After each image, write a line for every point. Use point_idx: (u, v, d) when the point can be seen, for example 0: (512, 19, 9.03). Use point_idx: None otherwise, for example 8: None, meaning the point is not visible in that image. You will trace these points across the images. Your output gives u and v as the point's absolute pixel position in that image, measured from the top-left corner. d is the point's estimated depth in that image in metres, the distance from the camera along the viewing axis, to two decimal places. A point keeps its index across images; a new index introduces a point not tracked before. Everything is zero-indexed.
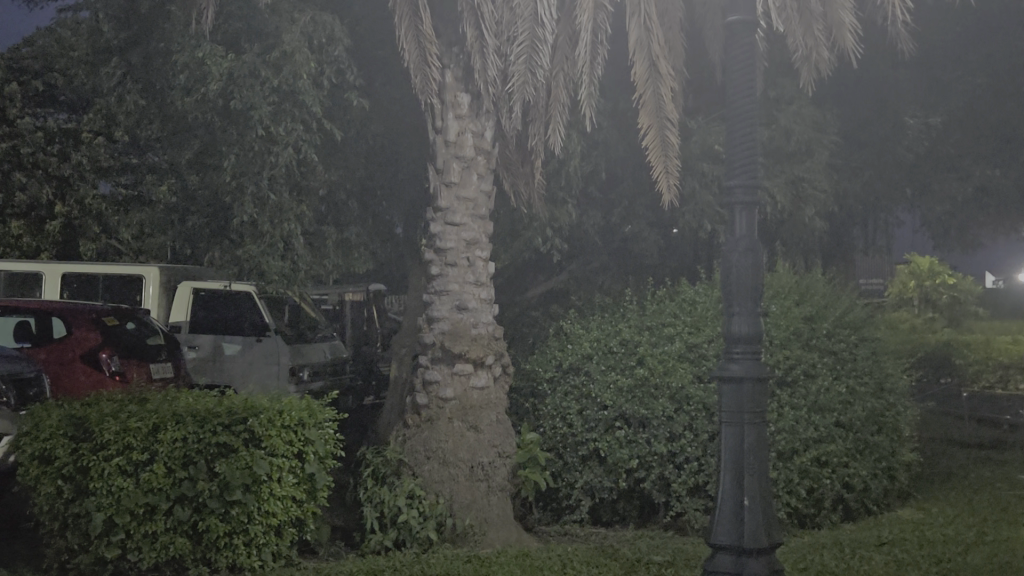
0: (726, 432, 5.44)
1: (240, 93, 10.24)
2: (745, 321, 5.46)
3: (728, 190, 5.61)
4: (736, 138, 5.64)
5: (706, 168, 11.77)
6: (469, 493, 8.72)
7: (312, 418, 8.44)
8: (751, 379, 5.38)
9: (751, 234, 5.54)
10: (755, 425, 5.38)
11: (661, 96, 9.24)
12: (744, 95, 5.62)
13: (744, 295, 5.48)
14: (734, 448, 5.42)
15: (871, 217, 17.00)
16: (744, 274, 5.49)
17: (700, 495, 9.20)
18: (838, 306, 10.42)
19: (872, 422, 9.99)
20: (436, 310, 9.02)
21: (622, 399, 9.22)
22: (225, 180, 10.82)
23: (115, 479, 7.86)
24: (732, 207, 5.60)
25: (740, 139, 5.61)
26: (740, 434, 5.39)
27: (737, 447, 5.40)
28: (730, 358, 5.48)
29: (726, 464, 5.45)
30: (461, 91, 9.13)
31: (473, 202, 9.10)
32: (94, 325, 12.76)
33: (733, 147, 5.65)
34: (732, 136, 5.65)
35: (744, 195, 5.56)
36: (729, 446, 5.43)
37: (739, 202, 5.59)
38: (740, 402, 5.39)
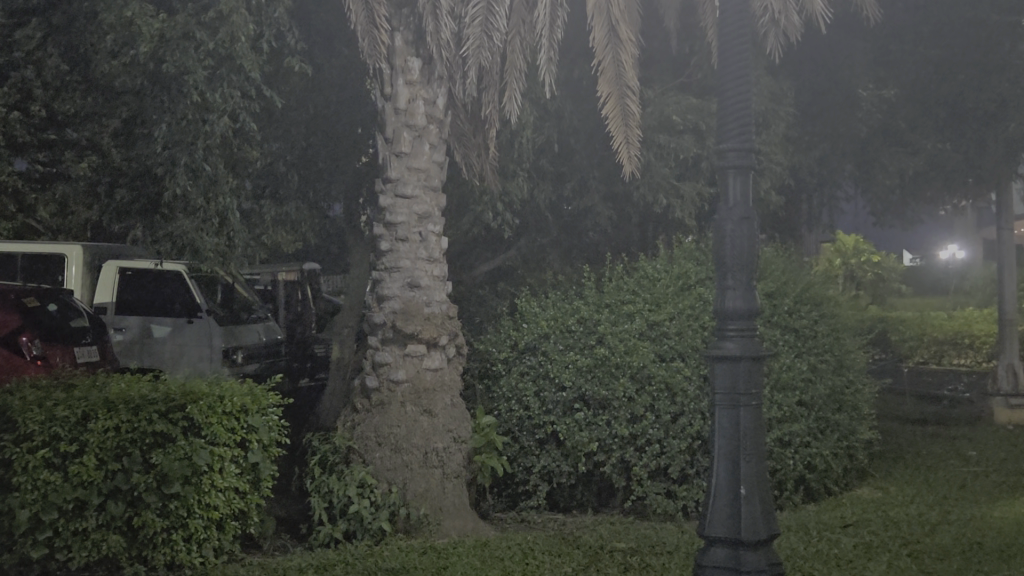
0: (720, 413, 5.11)
1: (172, 56, 9.58)
2: (739, 295, 5.09)
3: (721, 154, 5.22)
4: (729, 100, 5.23)
5: (662, 140, 11.46)
6: (423, 482, 8.26)
7: (256, 404, 7.90)
8: (748, 358, 5.04)
9: (746, 201, 5.16)
10: (751, 407, 5.06)
11: (621, 63, 8.91)
12: (737, 55, 5.21)
13: (740, 267, 5.10)
14: (729, 431, 5.08)
15: (817, 193, 16.88)
16: (739, 244, 5.11)
17: (661, 478, 8.89)
18: (799, 282, 10.15)
19: (833, 401, 9.75)
20: (386, 287, 8.52)
21: (581, 380, 8.85)
22: (155, 151, 10.15)
23: (41, 472, 7.21)
24: (724, 172, 5.21)
25: (734, 101, 5.21)
26: (735, 418, 5.05)
27: (733, 429, 5.07)
28: (724, 336, 5.12)
29: (719, 447, 5.13)
30: (412, 56, 8.58)
31: (424, 173, 8.60)
32: (12, 306, 11.98)
33: (725, 108, 5.25)
34: (725, 96, 5.23)
35: (738, 159, 5.18)
36: (724, 429, 5.09)
37: (732, 167, 5.21)
38: (735, 383, 5.05)
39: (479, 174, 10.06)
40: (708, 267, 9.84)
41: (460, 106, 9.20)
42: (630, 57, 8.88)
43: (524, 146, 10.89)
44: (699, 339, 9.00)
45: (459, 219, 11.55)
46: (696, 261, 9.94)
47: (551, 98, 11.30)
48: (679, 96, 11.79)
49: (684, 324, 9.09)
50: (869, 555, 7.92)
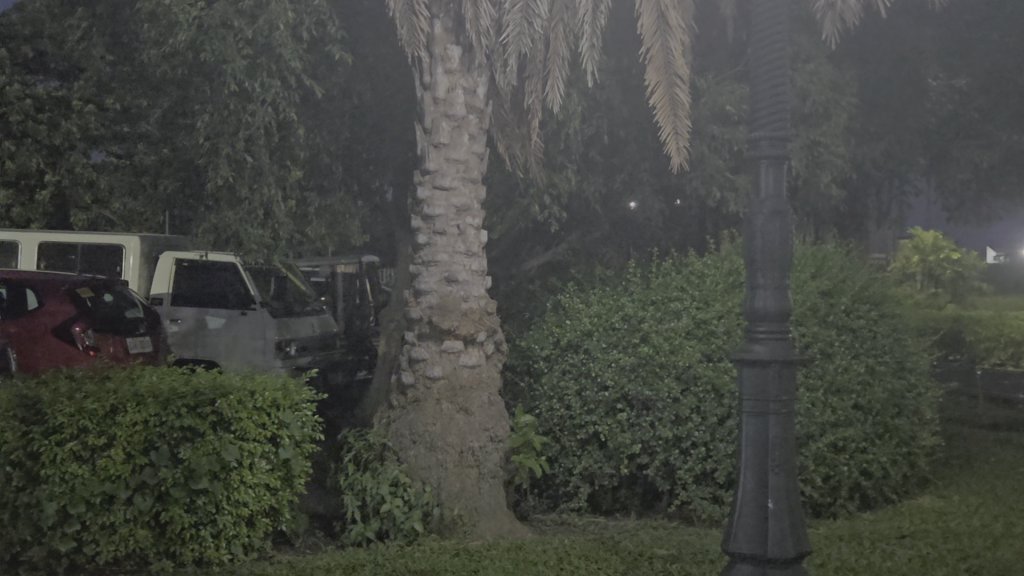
0: (746, 421, 4.78)
1: (212, 45, 9.54)
2: (770, 294, 4.76)
3: (752, 142, 4.88)
4: (761, 89, 4.92)
5: (716, 131, 11.09)
6: (457, 481, 8.03)
7: (288, 399, 7.70)
8: (779, 361, 4.70)
9: (779, 193, 4.82)
10: (781, 415, 4.71)
11: (671, 51, 8.54)
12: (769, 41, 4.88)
13: (771, 264, 4.77)
14: (757, 440, 4.74)
15: (887, 186, 16.28)
16: (772, 240, 4.80)
17: (707, 483, 8.54)
18: (858, 280, 9.67)
19: (893, 405, 9.27)
20: (423, 282, 8.30)
21: (624, 379, 8.53)
22: (199, 142, 10.11)
23: (68, 464, 7.17)
24: (756, 162, 4.88)
25: (766, 89, 4.89)
26: (765, 427, 4.71)
27: (761, 437, 4.74)
28: (753, 338, 4.79)
29: (746, 456, 4.79)
30: (452, 43, 8.34)
31: (464, 164, 8.36)
32: (67, 297, 12.10)
33: (757, 94, 4.93)
34: (756, 82, 4.92)
35: (770, 148, 4.83)
36: (751, 437, 4.76)
37: (764, 156, 4.86)
38: (764, 389, 4.71)
39: (524, 166, 9.78)
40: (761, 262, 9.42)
41: (502, 96, 8.95)
42: (679, 44, 8.52)
43: (571, 138, 10.64)
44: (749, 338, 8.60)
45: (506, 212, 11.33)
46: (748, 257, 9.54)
47: (600, 88, 11.03)
48: (736, 85, 11.36)
49: (733, 322, 8.70)
50: (922, 569, 7.49)
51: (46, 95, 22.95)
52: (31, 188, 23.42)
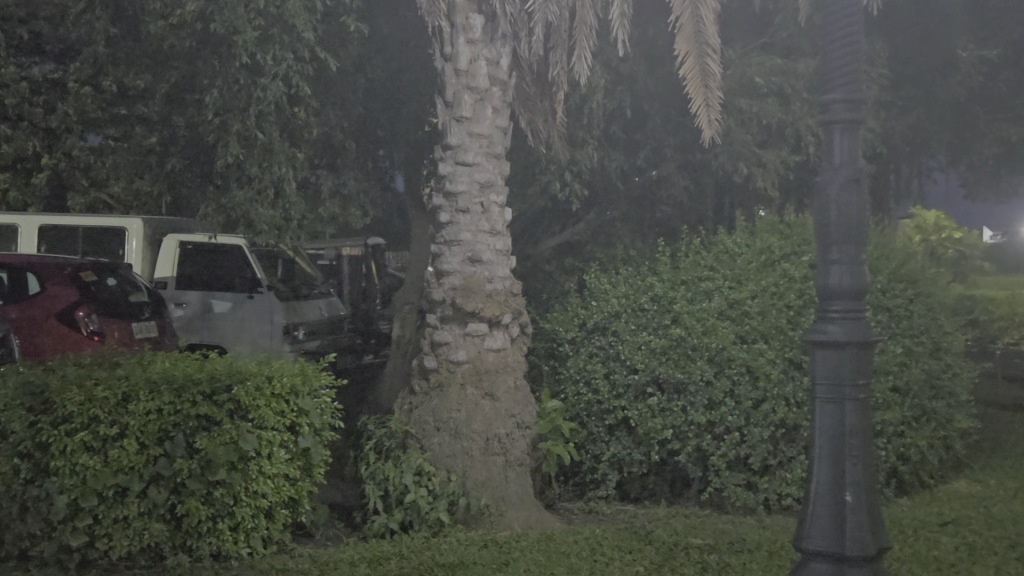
0: (821, 408, 4.62)
1: (222, 15, 9.14)
2: (847, 270, 4.60)
3: (825, 106, 4.67)
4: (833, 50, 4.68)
5: (743, 105, 10.76)
6: (484, 470, 7.71)
7: (306, 386, 7.37)
8: (856, 344, 4.55)
9: (855, 160, 4.63)
10: (857, 401, 4.56)
11: (701, 19, 8.17)
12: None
13: (846, 239, 4.60)
14: (832, 426, 4.59)
15: (909, 161, 15.94)
16: (848, 214, 4.62)
17: (741, 469, 8.24)
18: (893, 258, 9.34)
19: (930, 386, 8.95)
20: (446, 262, 7.95)
21: (655, 362, 8.20)
22: (207, 118, 9.75)
23: (79, 456, 6.82)
24: (828, 128, 4.67)
25: (840, 51, 4.65)
26: (841, 413, 4.56)
27: (837, 427, 4.57)
28: (826, 319, 4.64)
29: (820, 446, 4.64)
30: (474, 12, 7.97)
31: (487, 139, 8.01)
32: (71, 282, 11.77)
33: (829, 56, 4.70)
34: (829, 43, 4.68)
35: (846, 112, 4.62)
36: (826, 426, 4.60)
37: (838, 121, 4.64)
38: (839, 371, 4.56)
39: (546, 141, 9.42)
40: (793, 240, 9.04)
41: (525, 68, 8.59)
42: (711, 12, 8.13)
43: (594, 111, 10.29)
44: (784, 319, 8.25)
45: (524, 189, 11.00)
46: (778, 234, 9.19)
47: (623, 60, 10.68)
48: (764, 57, 11.05)
49: (768, 302, 8.35)
50: (971, 558, 7.18)
51: (42, 78, 22.76)
52: (27, 172, 23.03)
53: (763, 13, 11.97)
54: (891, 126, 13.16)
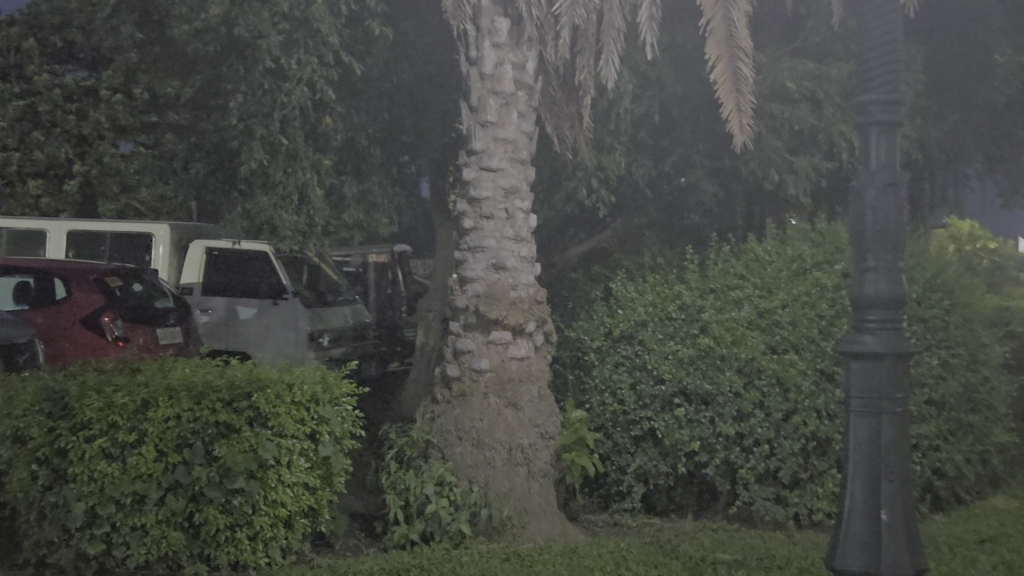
0: (857, 420, 4.70)
1: (246, 19, 9.11)
2: (882, 277, 4.65)
3: (862, 108, 4.75)
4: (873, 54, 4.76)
5: (775, 110, 10.59)
6: (507, 480, 7.56)
7: (327, 393, 7.26)
8: (893, 354, 4.62)
9: (892, 164, 4.69)
10: (893, 415, 4.63)
11: (734, 22, 8.03)
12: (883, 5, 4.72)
13: (882, 245, 4.66)
14: (869, 439, 4.67)
15: (944, 170, 15.67)
16: (884, 218, 4.68)
17: (770, 483, 8.05)
18: (929, 266, 9.10)
19: (967, 399, 8.71)
20: (470, 269, 7.82)
21: (682, 372, 8.03)
22: (231, 123, 9.69)
23: (97, 463, 6.73)
24: (866, 130, 4.74)
25: (878, 54, 4.74)
26: (876, 426, 4.65)
27: (874, 441, 4.66)
28: (862, 329, 4.70)
29: (856, 459, 4.73)
30: (500, 16, 7.85)
31: (512, 144, 7.87)
32: (96, 287, 11.74)
33: (868, 57, 4.78)
34: (868, 47, 4.76)
35: (881, 114, 4.69)
36: (862, 439, 4.69)
37: (875, 123, 4.72)
38: (876, 383, 4.62)
39: (572, 146, 9.27)
40: (826, 248, 8.83)
41: (551, 72, 8.46)
42: (742, 16, 7.98)
43: (621, 117, 10.17)
44: (815, 329, 8.07)
45: (550, 197, 10.87)
46: (810, 243, 8.99)
47: (652, 65, 10.54)
48: (797, 61, 10.90)
49: (799, 311, 8.16)
50: None
51: (75, 85, 23.17)
52: (59, 179, 23.29)
53: (795, 17, 11.79)
54: (926, 132, 12.93)
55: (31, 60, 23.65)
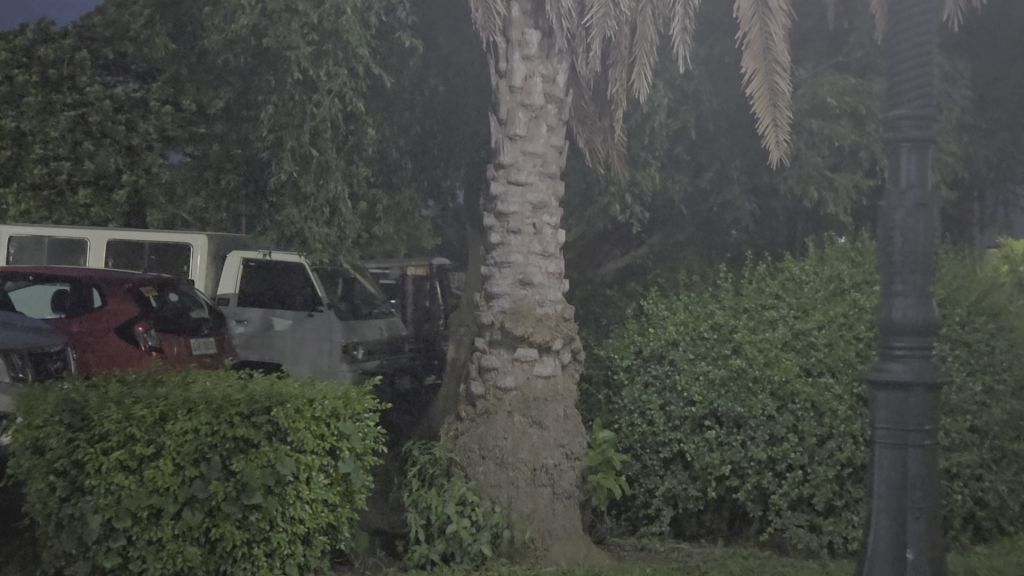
0: (882, 452, 4.65)
1: (276, 30, 9.09)
2: (912, 300, 4.57)
3: (893, 123, 4.68)
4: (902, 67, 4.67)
5: (814, 126, 10.38)
6: (531, 501, 7.38)
7: (348, 409, 7.14)
8: (923, 385, 4.54)
9: (922, 181, 4.62)
10: (921, 448, 4.58)
11: (771, 35, 7.83)
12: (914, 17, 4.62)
13: (911, 269, 4.58)
14: (895, 471, 4.62)
15: (995, 189, 15.27)
16: (913, 241, 4.61)
17: (803, 510, 7.77)
18: (973, 288, 8.80)
19: (1012, 427, 8.37)
20: (496, 284, 7.67)
21: (713, 394, 7.80)
22: (262, 134, 9.66)
23: (114, 475, 6.64)
24: (896, 147, 4.68)
25: (908, 67, 4.64)
26: (904, 459, 4.59)
27: (900, 475, 4.60)
28: (890, 356, 4.63)
29: (882, 492, 4.69)
30: (530, 27, 7.71)
31: (542, 158, 7.73)
32: (130, 296, 11.72)
33: (897, 70, 4.70)
34: (897, 64, 4.67)
35: (913, 130, 4.62)
36: (887, 471, 4.63)
37: (905, 140, 4.65)
38: (904, 416, 4.56)
39: (605, 161, 9.10)
40: (865, 268, 8.57)
41: (582, 85, 8.31)
42: (780, 29, 7.81)
43: (656, 132, 9.99)
44: (852, 352, 7.78)
45: (584, 212, 10.71)
46: (849, 263, 8.73)
47: (688, 79, 10.37)
48: (838, 75, 10.68)
49: (835, 333, 7.90)
50: None
51: (125, 97, 23.49)
52: (109, 189, 23.55)
53: (837, 31, 11.56)
54: (974, 149, 12.60)
55: (82, 72, 24.02)
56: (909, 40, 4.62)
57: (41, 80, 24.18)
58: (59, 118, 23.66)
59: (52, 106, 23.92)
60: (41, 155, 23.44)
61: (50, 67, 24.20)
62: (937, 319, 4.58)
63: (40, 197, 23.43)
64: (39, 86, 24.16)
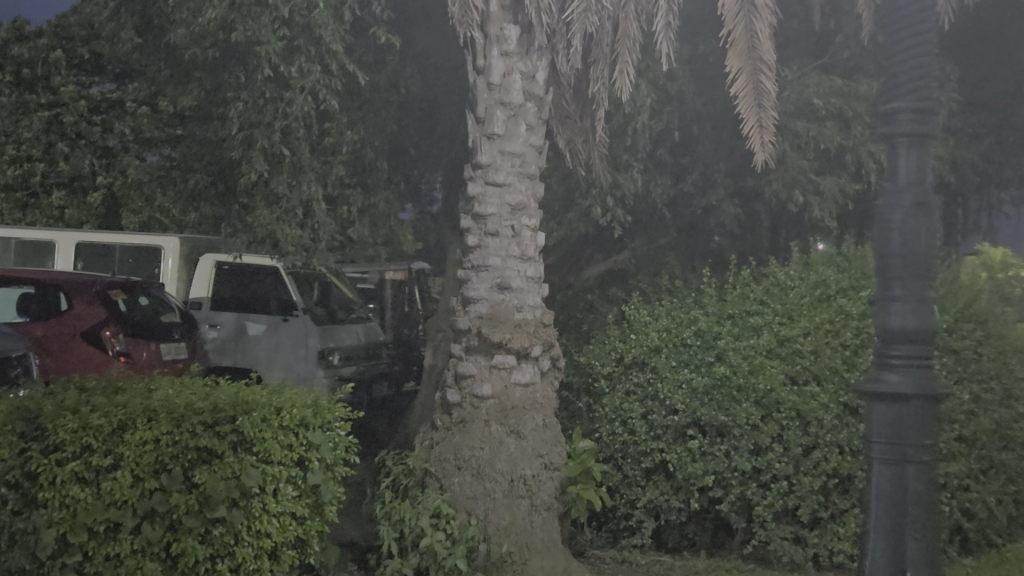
0: (879, 471, 4.21)
1: (245, 25, 8.83)
2: (913, 307, 4.18)
3: (889, 118, 4.33)
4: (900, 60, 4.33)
5: (799, 128, 10.21)
6: (508, 514, 7.11)
7: (318, 418, 6.85)
8: (922, 398, 4.14)
9: (920, 181, 4.26)
10: (921, 464, 4.15)
11: (756, 33, 7.60)
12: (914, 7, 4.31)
13: (911, 274, 4.19)
14: (893, 492, 4.18)
15: (979, 195, 15.15)
16: (914, 240, 4.20)
17: (789, 522, 7.54)
18: (961, 293, 8.59)
19: (1000, 436, 8.16)
20: (473, 289, 7.41)
21: (696, 402, 7.57)
22: (232, 133, 9.37)
23: (70, 488, 6.36)
24: (894, 142, 4.33)
25: (908, 59, 4.31)
26: (902, 477, 4.15)
27: (898, 497, 4.16)
28: (885, 366, 4.23)
29: (877, 518, 4.25)
30: (509, 23, 7.47)
31: (520, 158, 7.47)
32: (98, 300, 11.38)
33: (894, 63, 4.35)
34: (895, 53, 4.34)
35: (913, 127, 4.28)
36: (883, 488, 4.20)
37: (905, 136, 4.30)
38: (900, 427, 4.15)
39: (586, 162, 8.88)
40: (852, 272, 8.34)
41: (564, 83, 8.08)
42: (766, 27, 7.57)
43: (637, 132, 9.78)
44: (839, 359, 7.52)
45: (564, 216, 10.44)
46: (835, 267, 8.50)
47: (671, 79, 10.15)
48: (822, 76, 10.51)
49: (821, 340, 7.65)
50: None
51: (100, 98, 23.46)
52: (82, 190, 23.32)
53: (822, 31, 11.42)
54: (960, 153, 12.45)
55: (57, 72, 23.66)
56: (909, 28, 4.31)
57: (14, 79, 23.70)
58: (32, 118, 23.21)
59: (25, 105, 23.48)
60: (14, 156, 23.01)
61: (22, 66, 23.72)
62: (937, 326, 4.19)
63: (11, 199, 22.97)
64: (14, 86, 23.75)
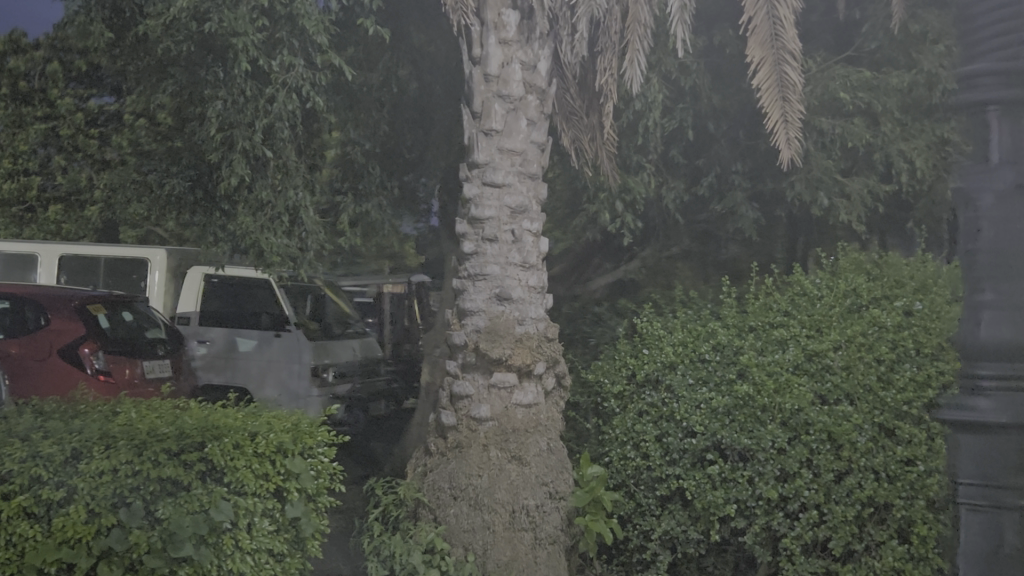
0: (970, 516, 4.23)
1: (220, 15, 8.23)
2: (1002, 310, 4.26)
3: (973, 82, 4.32)
4: (987, 24, 4.28)
5: (824, 125, 9.81)
6: (508, 549, 6.41)
7: (299, 444, 6.07)
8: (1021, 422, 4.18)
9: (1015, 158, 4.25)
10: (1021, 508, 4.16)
11: (779, 20, 6.92)
12: None
13: (1003, 273, 4.27)
14: (987, 537, 4.21)
15: None
16: (1003, 233, 4.24)
17: (819, 555, 6.84)
18: None
19: None
20: (470, 300, 6.71)
21: (717, 423, 6.85)
22: (210, 134, 8.79)
23: (16, 524, 5.61)
24: (985, 112, 4.29)
25: (995, 22, 4.26)
26: (996, 521, 4.18)
27: (993, 545, 4.19)
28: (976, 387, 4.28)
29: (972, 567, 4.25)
30: (508, 7, 6.84)
31: (521, 155, 6.81)
32: (76, 314, 10.64)
33: (977, 28, 4.32)
34: (978, 20, 4.30)
35: (1002, 91, 4.25)
36: (973, 535, 4.23)
37: (991, 104, 4.28)
38: (994, 463, 4.20)
39: (594, 163, 8.22)
40: (886, 282, 7.68)
41: (569, 78, 7.48)
42: (790, 13, 6.88)
43: (647, 131, 9.21)
44: (873, 376, 6.77)
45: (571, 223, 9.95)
46: (865, 274, 7.87)
47: (683, 73, 9.57)
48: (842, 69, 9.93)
49: (854, 355, 6.88)
50: None
51: (98, 109, 22.99)
52: (81, 205, 22.38)
53: (845, 23, 10.89)
54: None
55: (53, 85, 23.27)
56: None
57: (10, 92, 23.34)
58: (30, 131, 22.69)
59: (22, 119, 23.06)
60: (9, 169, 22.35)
61: (19, 79, 23.47)
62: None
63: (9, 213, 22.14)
64: (10, 98, 23.31)
